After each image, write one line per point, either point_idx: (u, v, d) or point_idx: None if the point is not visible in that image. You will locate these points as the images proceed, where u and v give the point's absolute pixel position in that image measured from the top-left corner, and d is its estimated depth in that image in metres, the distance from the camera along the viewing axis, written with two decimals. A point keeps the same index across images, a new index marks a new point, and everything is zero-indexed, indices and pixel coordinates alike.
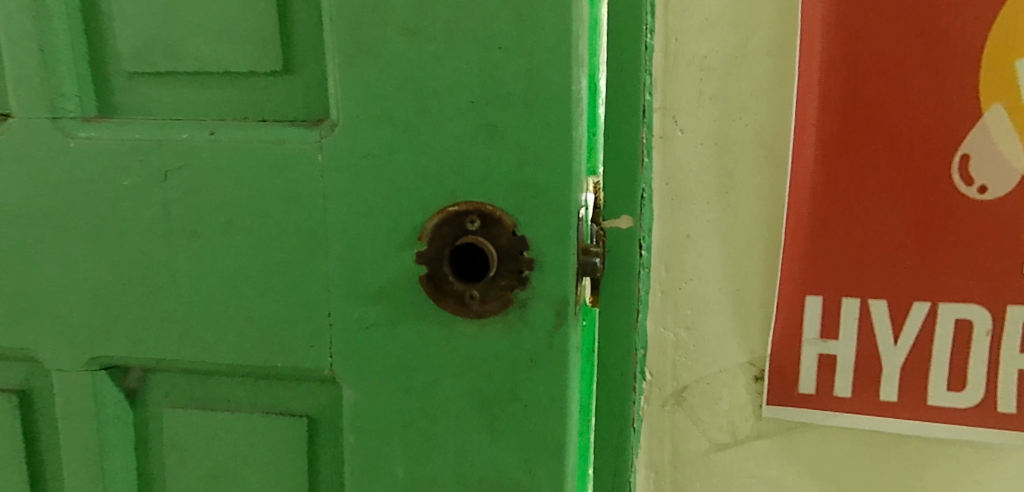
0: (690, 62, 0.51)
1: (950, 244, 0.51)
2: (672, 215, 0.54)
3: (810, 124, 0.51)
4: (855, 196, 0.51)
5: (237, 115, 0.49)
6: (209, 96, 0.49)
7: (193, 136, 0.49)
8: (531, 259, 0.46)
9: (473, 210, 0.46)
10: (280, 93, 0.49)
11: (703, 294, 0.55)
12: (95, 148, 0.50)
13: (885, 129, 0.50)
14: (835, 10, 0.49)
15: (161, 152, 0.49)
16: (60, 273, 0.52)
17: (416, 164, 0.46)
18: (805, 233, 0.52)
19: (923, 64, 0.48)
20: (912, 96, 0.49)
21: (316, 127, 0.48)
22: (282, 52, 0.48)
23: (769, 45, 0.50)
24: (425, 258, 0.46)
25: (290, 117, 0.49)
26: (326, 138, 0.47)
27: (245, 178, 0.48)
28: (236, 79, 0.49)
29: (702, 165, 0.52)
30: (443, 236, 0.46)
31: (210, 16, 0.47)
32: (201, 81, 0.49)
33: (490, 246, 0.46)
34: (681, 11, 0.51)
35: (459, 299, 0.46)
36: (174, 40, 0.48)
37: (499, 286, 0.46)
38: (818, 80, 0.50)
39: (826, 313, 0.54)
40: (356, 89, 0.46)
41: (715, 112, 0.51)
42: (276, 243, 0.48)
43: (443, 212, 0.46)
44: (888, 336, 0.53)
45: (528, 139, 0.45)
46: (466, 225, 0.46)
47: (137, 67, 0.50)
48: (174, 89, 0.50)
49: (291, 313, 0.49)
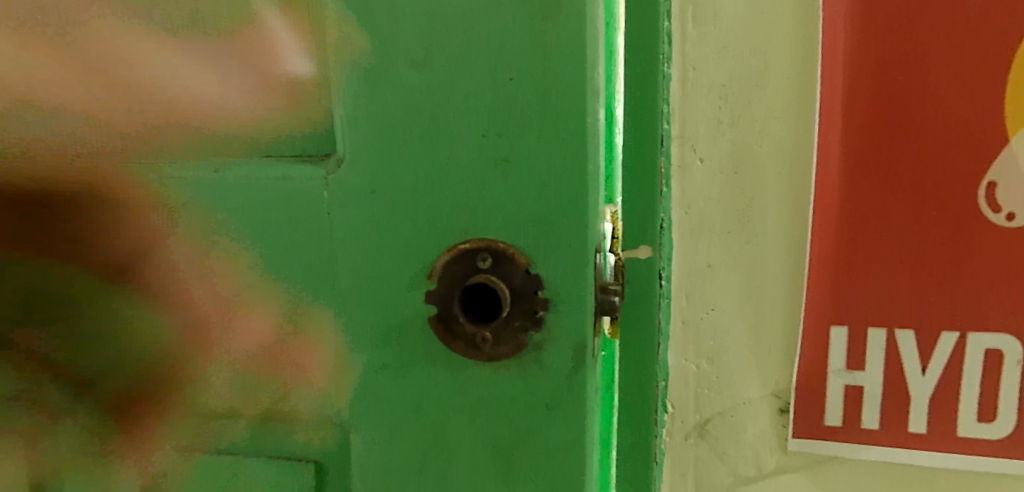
0: (708, 89, 0.50)
1: (978, 272, 0.49)
2: (693, 245, 0.52)
3: (832, 150, 0.49)
4: (879, 224, 0.50)
5: (245, 151, 0.48)
6: (218, 133, 0.48)
7: (200, 174, 0.47)
8: (546, 298, 0.45)
9: (485, 248, 0.44)
10: (288, 128, 0.47)
11: (725, 325, 0.53)
12: (102, 186, 0.49)
13: (910, 155, 0.49)
14: (856, 34, 0.48)
15: (167, 190, 0.48)
16: (69, 314, 0.51)
17: (430, 198, 0.45)
18: (829, 262, 0.51)
19: (948, 89, 0.47)
20: (938, 122, 0.48)
21: (323, 163, 0.46)
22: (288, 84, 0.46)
23: (789, 72, 0.49)
24: (436, 298, 0.45)
25: (298, 152, 0.47)
26: (335, 173, 0.46)
27: (254, 215, 0.47)
28: (244, 114, 0.47)
29: (722, 193, 0.51)
30: (454, 274, 0.45)
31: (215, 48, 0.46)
32: (208, 116, 0.48)
33: (504, 286, 0.44)
34: (698, 39, 0.50)
35: (471, 341, 0.45)
36: (185, 77, 0.47)
37: (513, 327, 0.45)
38: (841, 106, 0.49)
39: (853, 344, 0.52)
40: (367, 121, 0.45)
41: (735, 140, 0.50)
42: (284, 283, 0.47)
43: (453, 250, 0.45)
44: (916, 366, 0.52)
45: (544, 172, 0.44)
46: (478, 264, 0.44)
47: (145, 103, 0.48)
48: (183, 126, 0.48)
49: (303, 351, 0.47)
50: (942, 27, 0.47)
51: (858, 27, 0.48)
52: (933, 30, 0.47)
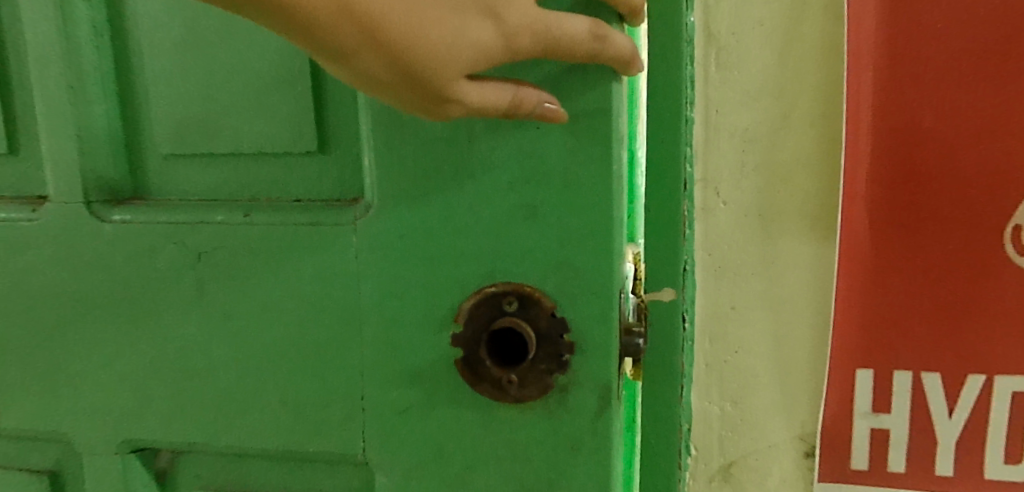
0: (732, 134, 0.51)
1: (1006, 317, 0.49)
2: (716, 288, 0.53)
3: (857, 197, 0.49)
4: (905, 269, 0.49)
5: (275, 195, 0.46)
6: (247, 176, 0.46)
7: (228, 220, 0.45)
8: (572, 342, 0.42)
9: (511, 291, 0.42)
10: (316, 173, 0.45)
11: (748, 367, 0.54)
12: (129, 232, 0.46)
13: (937, 201, 0.48)
14: (880, 82, 0.48)
15: (196, 234, 0.45)
16: (94, 356, 0.49)
17: (457, 246, 0.42)
18: (854, 306, 0.51)
19: (975, 133, 0.47)
20: (966, 167, 0.47)
21: (351, 208, 0.43)
22: (315, 127, 0.43)
23: (813, 116, 0.49)
24: (462, 341, 0.43)
25: (324, 197, 0.45)
26: (359, 221, 0.43)
27: (279, 262, 0.44)
28: (273, 159, 0.45)
29: (745, 235, 0.52)
30: (480, 317, 0.42)
31: (244, 93, 0.43)
32: (240, 162, 0.45)
33: (528, 329, 0.42)
34: (720, 84, 0.50)
35: (496, 383, 0.43)
36: (210, 118, 0.45)
37: (539, 370, 0.42)
38: (866, 151, 0.49)
39: (878, 388, 0.52)
40: (394, 164, 0.42)
41: (758, 184, 0.51)
42: (307, 326, 0.44)
43: (480, 293, 0.42)
44: (942, 410, 0.52)
45: (573, 226, 0.40)
46: (503, 307, 0.42)
47: (172, 147, 0.46)
48: (213, 170, 0.46)
49: (329, 402, 0.45)
50: (968, 75, 0.46)
51: (882, 75, 0.48)
52: (959, 77, 0.47)
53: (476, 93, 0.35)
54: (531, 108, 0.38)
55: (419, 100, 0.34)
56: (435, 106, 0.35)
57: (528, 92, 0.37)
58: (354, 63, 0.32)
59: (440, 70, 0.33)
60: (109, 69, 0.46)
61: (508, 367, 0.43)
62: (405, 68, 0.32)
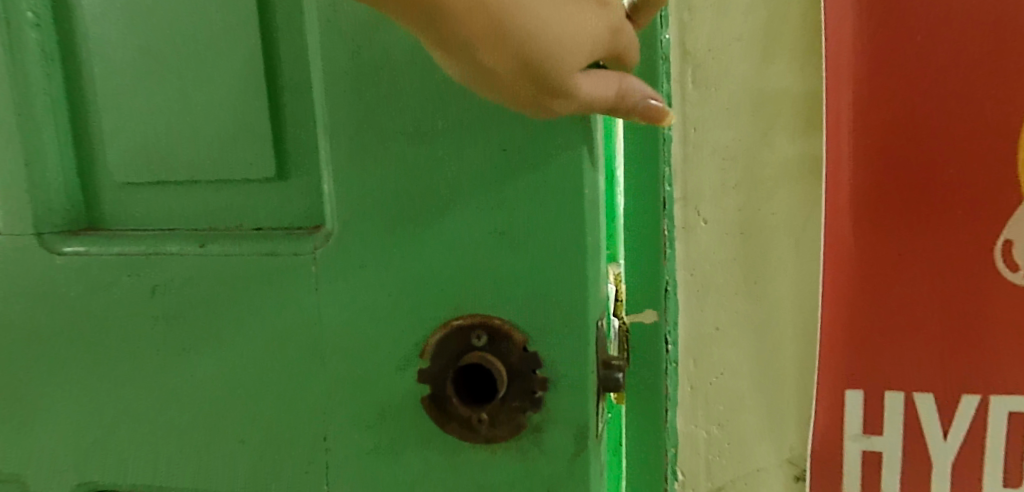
0: (711, 151, 0.49)
1: (1000, 335, 0.47)
2: (698, 309, 0.51)
3: (840, 213, 0.48)
4: (896, 286, 0.48)
5: (234, 223, 0.39)
6: (206, 202, 0.39)
7: (183, 249, 0.38)
8: (545, 377, 0.35)
9: (479, 324, 0.35)
10: (276, 202, 0.38)
11: (735, 391, 0.51)
12: (59, 264, 0.40)
13: (923, 214, 0.46)
14: (860, 96, 0.46)
15: (150, 266, 0.38)
16: (26, 392, 0.42)
17: (423, 284, 0.35)
18: (841, 326, 0.49)
19: (960, 147, 0.45)
20: (953, 181, 0.46)
21: (310, 237, 0.37)
22: (273, 148, 0.38)
23: (794, 132, 0.48)
24: (424, 379, 0.36)
25: (285, 224, 0.38)
26: (320, 251, 0.36)
27: (230, 300, 0.38)
28: (230, 187, 0.39)
29: (729, 255, 0.50)
30: (447, 352, 0.35)
31: (197, 108, 0.38)
32: (198, 189, 0.39)
33: (499, 366, 0.34)
34: (699, 102, 0.48)
35: (466, 423, 0.35)
36: (165, 137, 0.39)
37: (510, 407, 0.35)
38: (849, 165, 0.47)
39: (869, 408, 0.50)
40: (352, 183, 0.35)
41: (740, 201, 0.49)
42: (261, 362, 0.38)
43: (447, 326, 0.35)
44: (936, 430, 0.50)
45: (558, 261, 0.34)
46: (472, 340, 0.35)
47: (128, 175, 0.40)
48: (173, 199, 0.40)
49: (283, 463, 0.38)
50: (950, 88, 0.45)
51: (861, 90, 0.46)
52: (941, 90, 0.45)
53: (590, 85, 0.27)
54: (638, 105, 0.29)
55: (529, 93, 0.27)
56: (544, 100, 0.27)
57: (634, 82, 0.29)
58: (460, 49, 0.25)
59: (565, 58, 0.26)
60: (58, 70, 0.40)
61: (477, 404, 0.36)
62: (524, 52, 0.25)
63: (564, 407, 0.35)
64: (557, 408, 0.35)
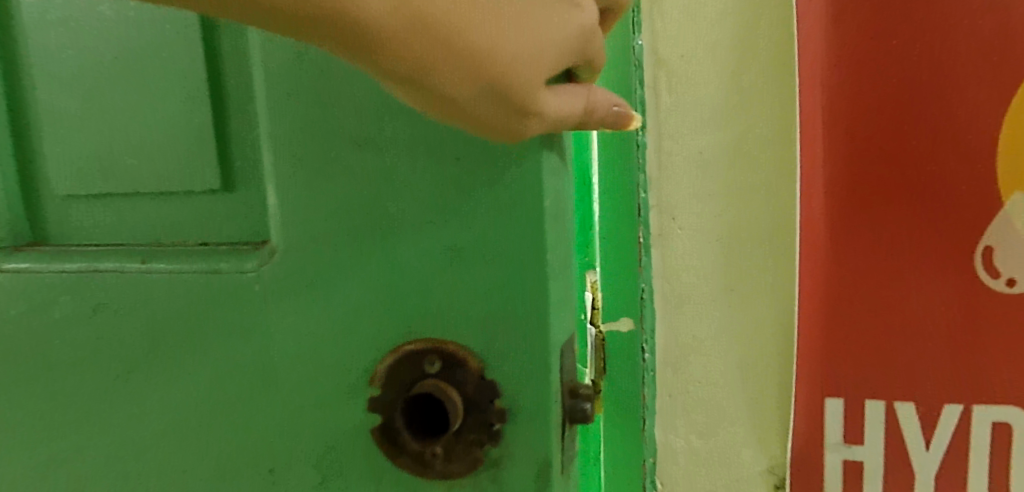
0: (687, 157, 0.49)
1: (982, 343, 0.46)
2: (675, 316, 0.51)
3: (816, 219, 0.47)
4: (874, 293, 0.47)
5: (182, 238, 0.33)
6: (149, 214, 0.34)
7: (120, 265, 0.33)
8: (504, 408, 0.30)
9: (432, 349, 0.30)
10: (223, 215, 0.33)
11: (714, 399, 0.51)
12: None
13: (901, 220, 0.46)
14: (833, 101, 0.46)
15: (77, 287, 0.33)
16: None
17: (368, 314, 0.30)
18: (817, 333, 0.48)
19: (936, 151, 0.45)
20: (930, 186, 0.45)
21: (254, 254, 0.31)
22: (218, 158, 0.32)
23: (769, 139, 0.48)
24: (372, 407, 0.31)
25: (232, 239, 0.32)
26: (264, 269, 0.31)
27: (169, 329, 0.32)
28: (171, 197, 0.33)
29: (705, 263, 0.50)
30: (398, 379, 0.30)
31: (138, 114, 0.32)
32: (135, 200, 0.34)
33: (453, 395, 0.30)
34: (673, 109, 0.48)
35: (417, 458, 0.30)
36: (97, 139, 0.33)
37: (467, 441, 0.30)
38: (823, 171, 0.47)
39: (850, 417, 0.49)
40: (291, 190, 0.30)
41: (716, 208, 0.49)
42: (185, 393, 0.32)
43: (397, 349, 0.30)
44: (918, 440, 0.49)
45: (513, 288, 0.29)
46: (424, 366, 0.30)
47: (65, 186, 0.34)
48: (117, 213, 0.34)
49: None
50: (924, 94, 0.44)
51: (832, 97, 0.46)
52: (914, 96, 0.45)
53: (556, 103, 0.26)
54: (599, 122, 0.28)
55: (494, 117, 0.25)
56: (512, 123, 0.25)
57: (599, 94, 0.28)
58: (415, 80, 0.23)
59: (529, 77, 0.24)
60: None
61: (432, 436, 0.31)
62: (483, 74, 0.23)
63: (530, 457, 0.30)
64: (522, 453, 0.30)
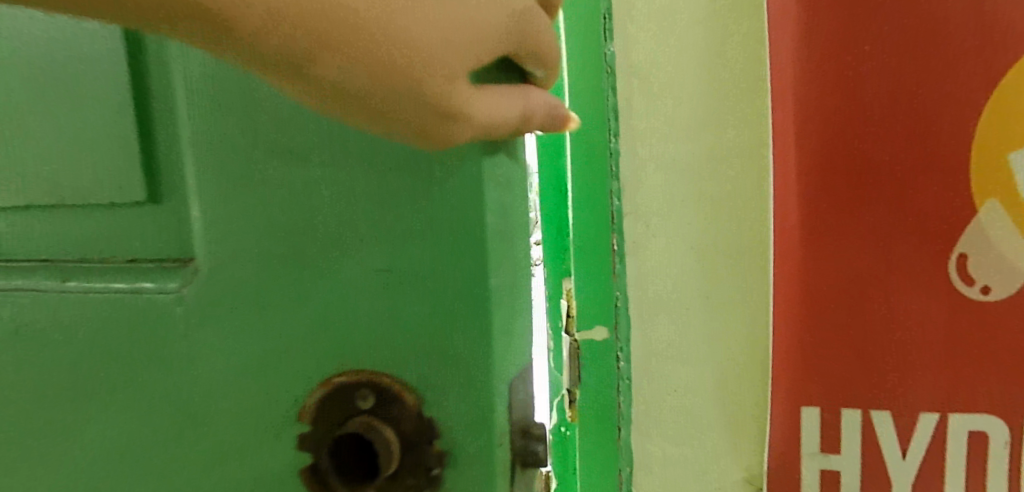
0: (659, 163, 0.48)
1: (956, 350, 0.45)
2: (650, 324, 0.50)
3: (789, 226, 0.46)
4: (848, 300, 0.46)
5: (101, 254, 0.32)
6: (73, 228, 0.32)
7: (45, 282, 0.32)
8: (442, 450, 0.30)
9: (366, 384, 0.30)
10: (146, 228, 0.31)
11: (689, 407, 0.51)
12: None
13: (874, 225, 0.45)
14: (804, 105, 0.45)
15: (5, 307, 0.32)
16: None
17: (314, 329, 0.30)
18: (793, 342, 0.47)
19: (908, 156, 0.44)
20: (903, 192, 0.45)
21: (178, 275, 0.30)
22: (141, 169, 0.30)
23: (742, 146, 0.47)
24: (300, 445, 0.30)
25: (156, 253, 0.31)
26: (186, 291, 0.30)
27: (98, 352, 0.31)
28: (92, 211, 0.32)
29: (680, 270, 0.49)
30: (330, 417, 0.30)
31: (60, 126, 0.31)
32: (58, 211, 0.32)
33: (389, 437, 0.30)
34: (645, 116, 0.48)
35: None
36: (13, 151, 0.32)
37: (404, 485, 0.30)
38: (796, 176, 0.46)
39: (826, 426, 0.48)
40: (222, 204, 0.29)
41: (690, 215, 0.49)
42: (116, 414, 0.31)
43: (330, 384, 0.30)
44: (895, 449, 0.47)
45: (460, 303, 0.29)
46: (358, 403, 0.30)
47: None
48: (39, 226, 0.33)
49: None
50: (896, 99, 0.44)
51: (805, 101, 0.45)
52: (886, 101, 0.44)
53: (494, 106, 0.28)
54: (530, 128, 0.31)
55: (433, 120, 0.26)
56: (451, 126, 0.26)
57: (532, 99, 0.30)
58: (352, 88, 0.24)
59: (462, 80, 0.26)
60: None
61: (368, 476, 0.31)
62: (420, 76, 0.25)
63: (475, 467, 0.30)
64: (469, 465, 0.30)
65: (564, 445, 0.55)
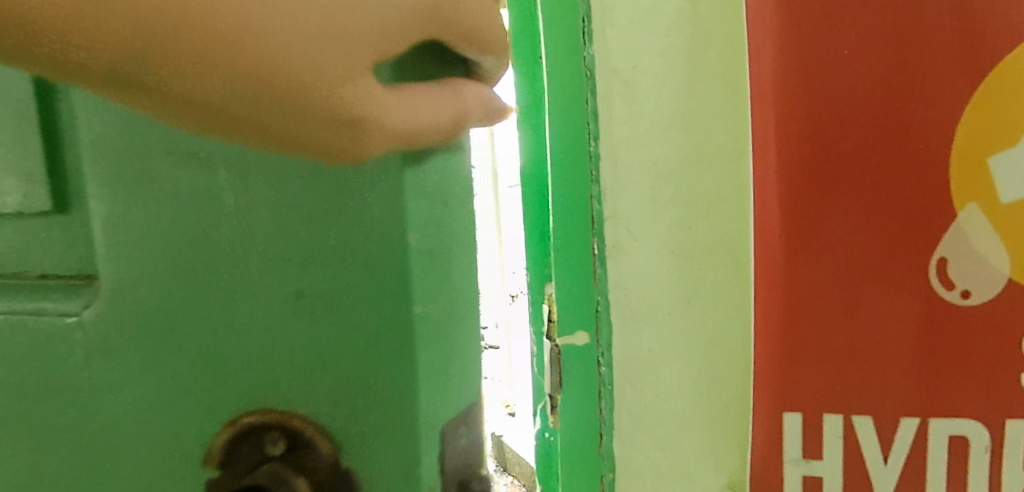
0: (640, 168, 0.49)
1: (937, 354, 0.45)
2: (631, 329, 0.50)
3: (769, 230, 0.46)
4: (829, 305, 0.46)
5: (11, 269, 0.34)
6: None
7: None
8: None
9: (275, 425, 0.32)
10: (57, 244, 0.34)
11: (672, 413, 0.50)
12: None
13: (853, 230, 0.45)
14: (783, 110, 0.45)
15: None
16: None
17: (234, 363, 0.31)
18: (773, 346, 0.47)
19: (887, 161, 0.44)
20: (882, 197, 0.45)
21: (83, 292, 0.33)
22: (47, 176, 0.32)
23: (723, 151, 0.47)
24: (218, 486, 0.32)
25: (62, 271, 0.34)
26: (87, 310, 0.32)
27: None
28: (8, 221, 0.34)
29: (661, 275, 0.49)
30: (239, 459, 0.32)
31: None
32: None
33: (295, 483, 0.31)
34: (626, 120, 0.48)
35: None
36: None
37: None
38: (776, 180, 0.46)
39: (809, 432, 0.47)
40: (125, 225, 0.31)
41: (671, 220, 0.49)
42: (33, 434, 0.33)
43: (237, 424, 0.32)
44: (877, 455, 0.47)
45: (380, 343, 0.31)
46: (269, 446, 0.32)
47: None
48: None
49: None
50: (874, 103, 0.44)
51: (785, 105, 0.45)
52: (865, 105, 0.44)
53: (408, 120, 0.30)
54: (472, 120, 0.34)
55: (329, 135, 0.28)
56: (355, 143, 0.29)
57: (470, 97, 0.33)
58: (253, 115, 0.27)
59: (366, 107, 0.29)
60: None
61: None
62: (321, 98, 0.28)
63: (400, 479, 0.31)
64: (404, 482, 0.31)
65: (546, 453, 0.53)
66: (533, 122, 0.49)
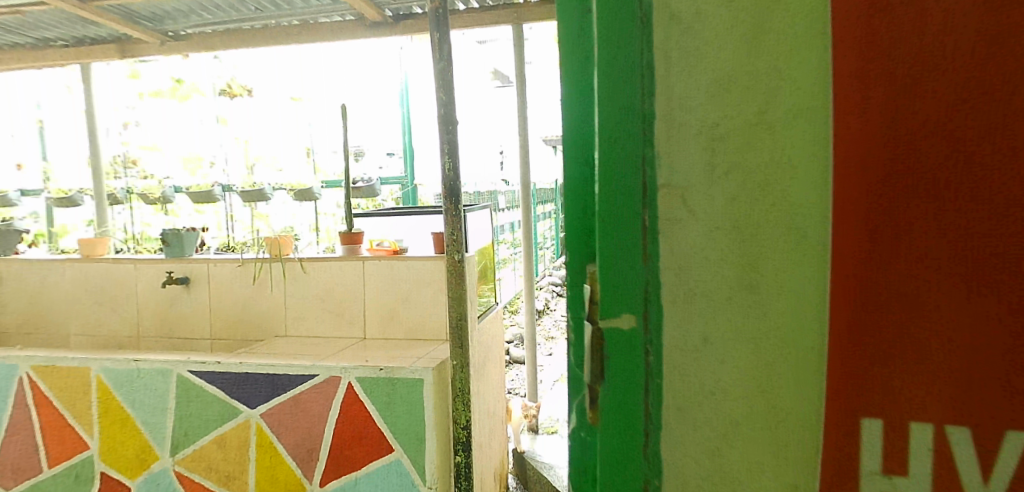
0: (697, 131, 0.44)
1: None
2: (682, 312, 0.45)
3: (846, 198, 0.40)
4: (915, 287, 0.39)
5: None
6: None
7: None
8: None
9: None
10: None
11: (726, 413, 0.44)
12: None
13: (949, 198, 0.38)
14: (867, 58, 0.39)
15: None
16: None
17: None
18: (842, 336, 0.41)
19: (996, 117, 0.36)
20: (988, 159, 0.37)
21: None
22: None
23: (795, 109, 0.41)
24: None
25: None
26: None
27: None
28: None
29: (719, 253, 0.44)
30: None
31: None
32: None
33: None
34: (686, 74, 0.44)
35: None
36: None
37: None
38: (855, 139, 0.39)
39: (890, 441, 0.40)
40: None
41: (732, 190, 0.43)
42: None
43: None
44: (975, 477, 0.38)
45: None
46: None
47: None
48: None
49: None
50: (976, 46, 0.37)
51: (862, 58, 0.39)
52: (964, 49, 0.37)
53: None
54: None
55: None
56: None
57: None
58: None
59: None
60: None
61: None
62: None
63: None
64: None
65: (581, 448, 0.50)
66: (580, 84, 0.47)
